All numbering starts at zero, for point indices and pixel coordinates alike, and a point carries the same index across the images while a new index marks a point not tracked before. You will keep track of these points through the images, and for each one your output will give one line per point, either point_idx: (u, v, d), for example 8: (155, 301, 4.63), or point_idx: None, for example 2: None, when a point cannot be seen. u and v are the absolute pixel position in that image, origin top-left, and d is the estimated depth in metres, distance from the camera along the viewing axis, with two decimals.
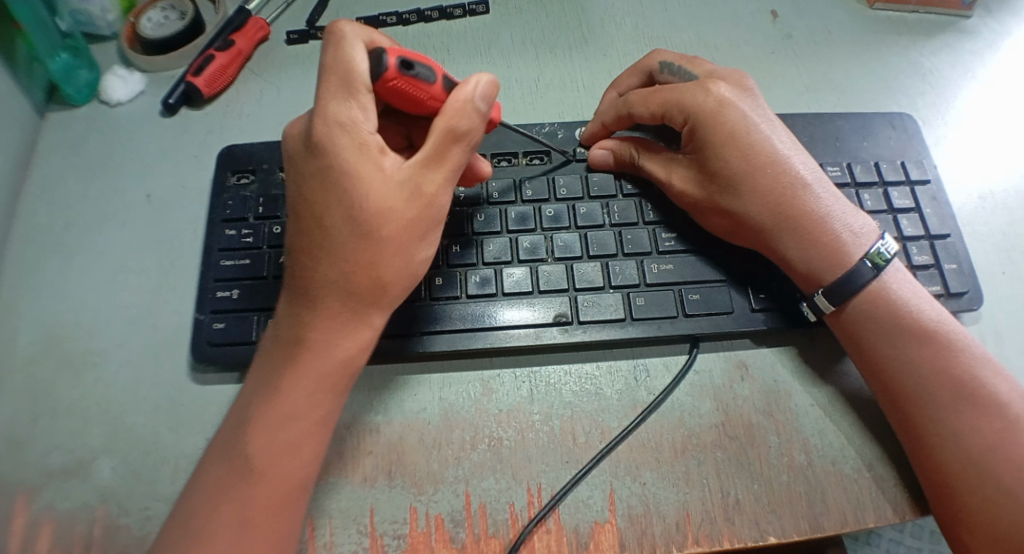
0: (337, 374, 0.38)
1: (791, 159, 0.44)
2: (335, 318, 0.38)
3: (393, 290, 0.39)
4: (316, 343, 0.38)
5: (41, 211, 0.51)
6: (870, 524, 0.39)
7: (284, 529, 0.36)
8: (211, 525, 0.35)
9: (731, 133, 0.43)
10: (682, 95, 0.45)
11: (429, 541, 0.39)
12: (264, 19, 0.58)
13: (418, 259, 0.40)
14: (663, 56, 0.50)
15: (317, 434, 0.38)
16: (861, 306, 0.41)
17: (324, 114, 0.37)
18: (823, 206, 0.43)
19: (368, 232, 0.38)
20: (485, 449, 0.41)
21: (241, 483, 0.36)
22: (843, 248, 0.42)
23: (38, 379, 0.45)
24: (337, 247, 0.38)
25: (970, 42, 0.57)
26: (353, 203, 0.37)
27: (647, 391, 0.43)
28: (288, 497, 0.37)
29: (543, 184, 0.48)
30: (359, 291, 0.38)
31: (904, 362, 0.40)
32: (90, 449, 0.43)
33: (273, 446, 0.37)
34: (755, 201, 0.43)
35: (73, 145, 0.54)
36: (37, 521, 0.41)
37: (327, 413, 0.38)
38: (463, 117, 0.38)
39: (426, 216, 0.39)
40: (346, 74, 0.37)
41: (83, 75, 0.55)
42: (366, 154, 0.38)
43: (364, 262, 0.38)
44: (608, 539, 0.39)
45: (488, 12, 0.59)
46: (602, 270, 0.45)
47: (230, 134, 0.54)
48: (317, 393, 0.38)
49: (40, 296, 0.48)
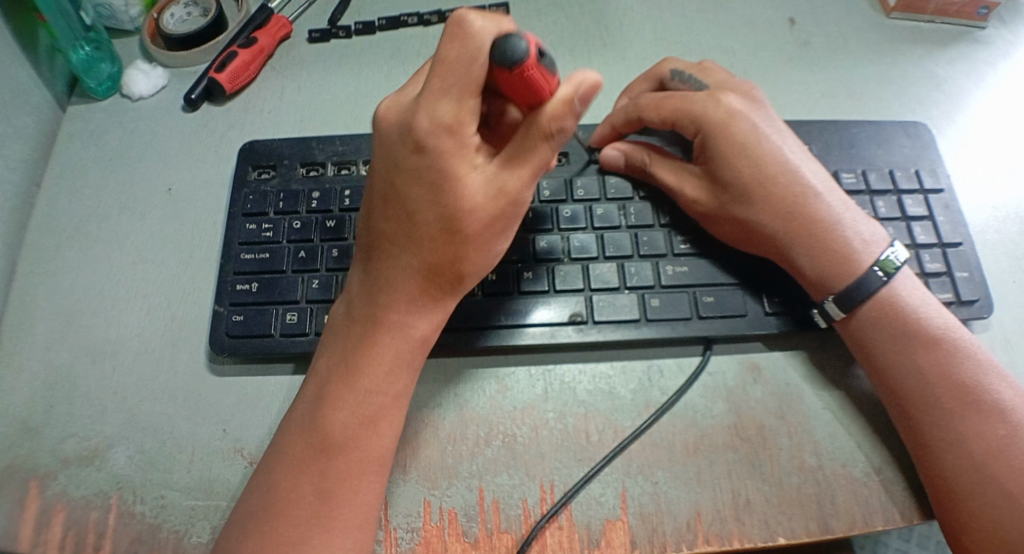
0: (414, 350, 0.39)
1: (801, 169, 0.44)
2: (415, 301, 0.39)
3: (469, 276, 0.40)
4: (392, 322, 0.39)
5: (62, 202, 0.52)
6: (878, 527, 0.40)
7: (371, 509, 0.37)
8: (296, 501, 0.36)
9: (743, 144, 0.44)
10: (693, 105, 0.45)
11: (441, 534, 0.40)
12: (286, 17, 0.59)
13: (493, 252, 0.40)
14: (674, 65, 0.50)
15: (398, 411, 0.39)
16: (870, 314, 0.42)
17: (424, 111, 0.36)
18: (834, 214, 0.43)
19: (449, 223, 0.38)
20: (499, 445, 0.42)
21: (324, 458, 0.36)
22: (852, 257, 0.42)
23: (57, 367, 0.46)
24: (419, 235, 0.38)
25: (984, 53, 0.58)
26: (437, 194, 0.37)
27: (659, 391, 0.44)
28: (375, 468, 0.37)
29: (560, 184, 0.48)
30: (439, 276, 0.39)
31: (910, 369, 0.41)
32: (108, 436, 0.44)
33: (356, 419, 0.37)
34: (768, 210, 0.43)
35: (95, 137, 0.55)
36: (53, 506, 0.42)
37: (408, 386, 0.39)
38: (554, 117, 0.36)
39: (505, 212, 0.38)
40: (453, 67, 0.34)
41: (104, 68, 0.56)
42: (455, 149, 0.36)
43: (447, 254, 0.38)
44: (619, 536, 0.40)
45: (508, 14, 0.60)
46: (617, 271, 0.45)
47: (250, 129, 0.55)
48: (394, 368, 0.39)
49: (60, 286, 0.49)
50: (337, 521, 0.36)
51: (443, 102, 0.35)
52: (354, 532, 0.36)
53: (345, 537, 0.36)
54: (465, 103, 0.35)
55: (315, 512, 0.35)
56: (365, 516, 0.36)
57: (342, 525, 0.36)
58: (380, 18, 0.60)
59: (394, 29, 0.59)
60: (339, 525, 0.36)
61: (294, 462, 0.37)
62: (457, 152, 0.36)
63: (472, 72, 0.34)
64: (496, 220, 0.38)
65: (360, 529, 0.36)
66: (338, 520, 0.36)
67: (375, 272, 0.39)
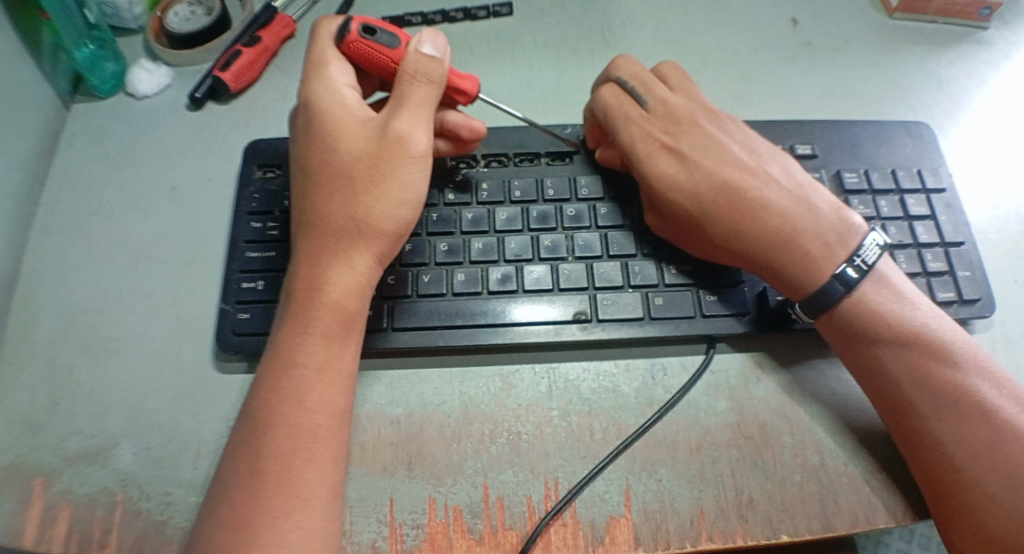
0: (326, 315, 0.39)
1: (744, 184, 0.44)
2: (322, 261, 0.40)
3: (375, 228, 0.41)
4: (305, 286, 0.40)
5: (66, 200, 0.52)
6: (880, 524, 0.40)
7: (311, 489, 0.36)
8: (234, 484, 0.36)
9: (675, 171, 0.44)
10: (623, 134, 0.46)
11: (447, 531, 0.40)
12: (290, 17, 0.59)
13: (396, 197, 0.41)
14: (620, 72, 0.48)
15: (324, 383, 0.38)
16: (841, 319, 0.42)
17: (305, 84, 0.44)
18: (784, 228, 0.43)
19: (343, 183, 0.41)
20: (503, 442, 0.42)
21: (254, 437, 0.37)
22: (806, 275, 0.42)
23: (62, 365, 0.46)
24: (319, 192, 0.41)
25: (986, 53, 0.58)
26: (328, 152, 0.41)
27: (663, 390, 0.44)
28: (305, 443, 0.37)
29: (564, 184, 0.48)
30: (341, 230, 0.40)
31: (888, 372, 0.41)
32: (113, 434, 0.44)
33: (278, 392, 0.38)
34: (716, 232, 0.43)
35: (99, 135, 0.55)
36: (57, 503, 0.42)
37: (328, 357, 0.39)
38: (413, 62, 0.42)
39: (395, 152, 0.41)
40: (326, 48, 0.44)
41: (108, 67, 0.55)
42: (342, 107, 0.42)
43: (349, 214, 0.40)
44: (622, 533, 0.40)
45: (511, 14, 0.60)
46: (621, 269, 0.45)
47: (255, 128, 0.55)
48: (307, 335, 0.39)
49: (64, 284, 0.49)
50: (274, 500, 0.35)
51: (322, 75, 0.43)
52: (295, 514, 0.35)
53: (286, 519, 0.35)
54: (336, 69, 0.44)
55: (250, 493, 0.35)
56: (305, 497, 0.36)
57: (281, 506, 0.35)
58: (384, 18, 0.59)
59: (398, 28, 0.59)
60: (281, 505, 0.35)
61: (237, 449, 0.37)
62: (339, 110, 0.42)
63: (324, 51, 0.44)
64: (388, 163, 0.41)
65: (303, 511, 0.35)
66: (275, 501, 0.35)
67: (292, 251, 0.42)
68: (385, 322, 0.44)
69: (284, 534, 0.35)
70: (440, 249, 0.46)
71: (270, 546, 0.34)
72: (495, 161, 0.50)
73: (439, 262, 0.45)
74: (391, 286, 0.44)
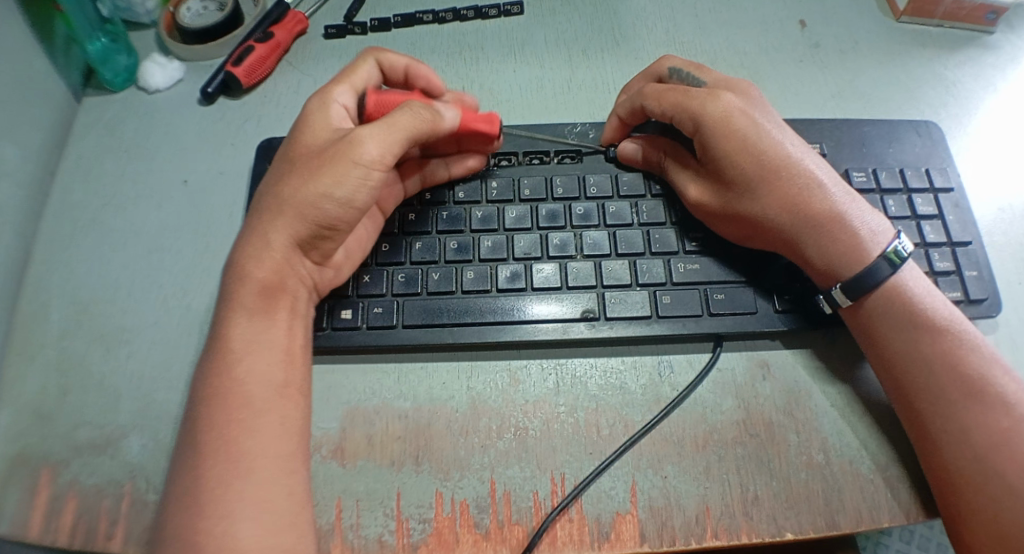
0: (258, 291, 0.41)
1: (804, 162, 0.44)
2: (256, 241, 0.42)
3: (302, 213, 0.42)
4: (241, 264, 0.42)
5: (78, 192, 0.52)
6: (884, 523, 0.40)
7: (251, 458, 0.38)
8: (187, 459, 0.38)
9: (744, 140, 0.44)
10: (692, 102, 0.45)
11: (453, 525, 0.40)
12: (302, 13, 0.59)
13: (327, 191, 0.42)
14: (672, 62, 0.50)
15: (257, 355, 0.40)
16: (875, 302, 0.42)
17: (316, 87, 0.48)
18: (839, 205, 0.44)
19: (287, 170, 0.43)
20: (510, 438, 0.42)
21: (198, 410, 0.39)
22: (859, 248, 0.43)
23: (72, 356, 0.46)
24: (272, 178, 0.44)
25: (993, 57, 0.58)
26: (295, 145, 0.44)
27: (670, 387, 0.44)
28: (239, 411, 0.39)
29: (573, 181, 0.49)
30: (274, 212, 0.42)
31: (915, 360, 0.41)
32: (122, 425, 0.44)
33: (212, 364, 0.40)
34: (772, 203, 0.44)
35: (111, 128, 0.55)
36: (66, 493, 0.42)
37: (261, 336, 0.41)
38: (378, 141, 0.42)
39: (338, 153, 0.42)
40: (350, 72, 0.47)
41: (121, 60, 0.56)
42: (326, 111, 0.45)
43: (278, 195, 0.43)
44: (628, 529, 0.40)
45: (522, 12, 0.60)
46: (629, 268, 0.46)
47: (266, 123, 0.55)
48: (240, 311, 0.41)
49: (75, 275, 0.49)
50: (215, 470, 0.37)
51: (328, 85, 0.47)
52: (235, 484, 0.37)
53: (229, 487, 0.37)
54: (342, 89, 0.46)
55: (194, 465, 0.37)
56: (245, 466, 0.37)
57: (223, 477, 0.37)
58: (396, 15, 0.60)
59: (409, 26, 0.60)
60: (222, 474, 0.37)
61: (225, 441, 0.38)
62: (324, 119, 0.45)
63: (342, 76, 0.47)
64: (329, 156, 0.42)
65: (243, 480, 0.37)
66: (216, 472, 0.37)
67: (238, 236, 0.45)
68: (395, 318, 0.44)
69: (228, 501, 0.36)
70: (450, 247, 0.46)
71: (218, 516, 0.36)
72: (505, 159, 0.50)
73: (448, 259, 0.46)
74: (401, 281, 0.45)
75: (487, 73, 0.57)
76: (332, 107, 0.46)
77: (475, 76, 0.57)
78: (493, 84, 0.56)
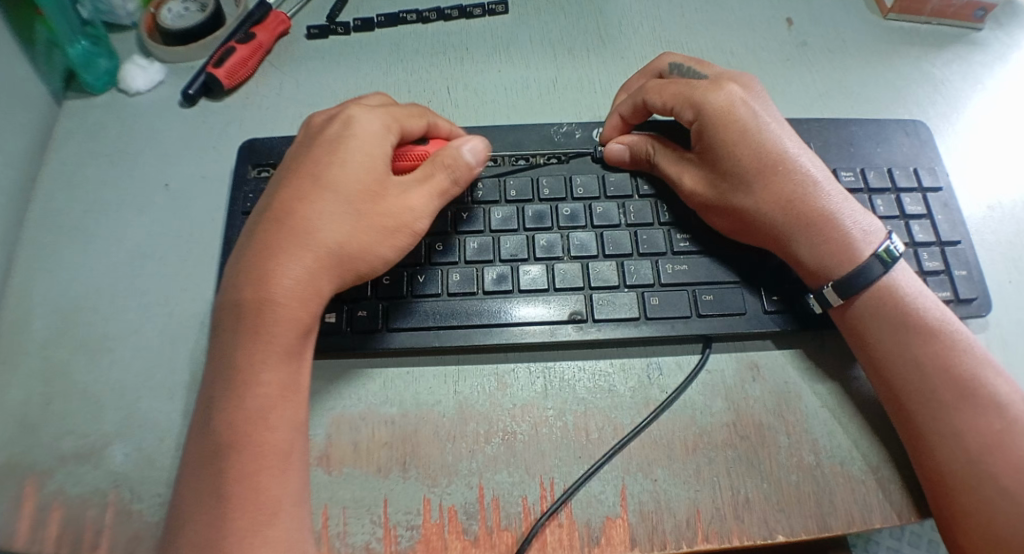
0: (292, 334, 0.39)
1: (801, 159, 0.44)
2: (293, 277, 0.39)
3: (353, 266, 0.41)
4: (272, 299, 0.39)
5: (59, 198, 0.51)
6: (876, 524, 0.40)
7: (277, 504, 0.36)
8: (204, 509, 0.35)
9: (744, 132, 0.44)
10: (694, 92, 0.45)
11: (442, 532, 0.40)
12: (285, 14, 0.58)
13: (382, 253, 0.42)
14: (673, 58, 0.50)
15: (288, 401, 0.38)
16: (867, 301, 0.42)
17: (362, 110, 0.44)
18: (833, 205, 0.43)
19: (340, 207, 0.41)
20: (499, 443, 0.42)
21: (215, 458, 0.36)
22: (852, 246, 0.43)
23: (53, 364, 0.46)
24: (317, 206, 0.41)
25: (981, 54, 0.58)
26: (349, 176, 0.41)
27: (659, 389, 0.44)
28: (270, 461, 0.37)
29: (561, 182, 0.48)
30: (324, 254, 0.40)
31: (906, 360, 0.41)
32: (105, 434, 0.44)
33: (237, 410, 0.37)
34: (766, 197, 0.43)
35: (92, 132, 0.54)
36: (48, 505, 0.41)
37: (290, 379, 0.39)
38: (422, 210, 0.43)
39: (403, 218, 0.42)
40: (403, 112, 0.45)
41: (102, 63, 0.55)
42: (381, 145, 0.43)
43: (325, 233, 0.40)
44: (619, 534, 0.40)
45: (508, 12, 0.60)
46: (617, 269, 0.45)
47: (250, 126, 0.55)
48: (270, 353, 0.38)
49: (56, 283, 0.48)
50: (239, 522, 0.35)
51: (380, 117, 0.44)
52: (263, 531, 0.35)
53: (257, 536, 0.35)
54: (392, 124, 0.44)
55: (214, 515, 0.35)
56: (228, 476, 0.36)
57: (249, 527, 0.35)
58: (380, 15, 0.59)
59: (394, 26, 0.59)
60: (247, 525, 0.35)
61: (247, 486, 0.36)
62: (380, 154, 0.43)
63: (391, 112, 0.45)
64: (390, 215, 0.42)
65: (271, 527, 0.36)
66: (242, 522, 0.35)
67: (246, 250, 0.40)
68: (380, 322, 0.44)
69: (256, 553, 0.35)
70: (435, 250, 0.45)
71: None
72: (491, 160, 0.49)
73: (434, 262, 0.45)
74: (385, 284, 0.44)
75: (473, 73, 0.56)
76: (385, 144, 0.43)
77: (461, 76, 0.56)
78: (479, 84, 0.56)
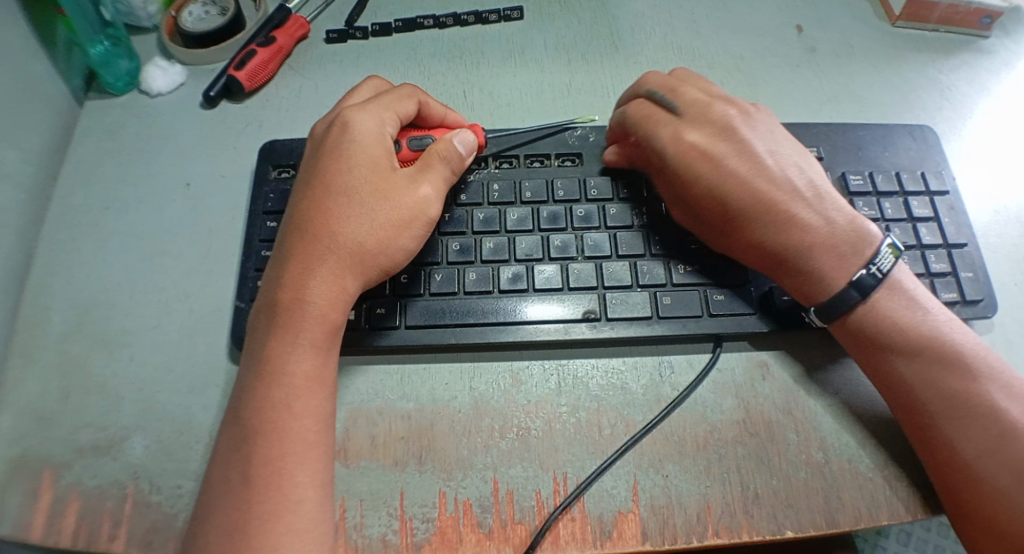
0: (320, 331, 0.40)
1: (773, 190, 0.44)
2: (312, 277, 0.41)
3: (376, 261, 0.42)
4: (296, 301, 0.40)
5: (79, 195, 0.53)
6: (883, 521, 0.41)
7: (302, 492, 0.37)
8: (231, 493, 0.37)
9: (706, 179, 0.45)
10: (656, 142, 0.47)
11: (456, 525, 0.41)
12: (303, 17, 0.60)
13: (401, 244, 0.43)
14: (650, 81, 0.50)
15: (314, 393, 0.40)
16: (861, 315, 0.42)
17: (351, 111, 0.45)
18: (808, 234, 0.43)
19: (350, 208, 0.42)
20: (513, 437, 0.43)
21: (241, 445, 0.38)
22: (828, 274, 0.43)
23: (74, 358, 0.47)
24: (329, 211, 0.42)
25: (987, 61, 0.59)
26: (356, 178, 0.43)
27: (670, 387, 0.44)
28: (295, 450, 0.38)
29: (574, 184, 0.49)
30: (343, 253, 0.41)
31: (910, 364, 0.41)
32: (125, 426, 0.44)
33: (265, 406, 0.39)
34: (740, 236, 0.44)
35: (113, 131, 0.55)
36: (68, 495, 0.42)
37: (321, 373, 0.40)
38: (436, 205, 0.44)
39: (414, 210, 0.43)
40: (393, 100, 0.46)
41: (122, 64, 0.56)
42: (380, 145, 0.45)
43: (347, 233, 0.42)
44: (630, 528, 0.40)
45: (521, 18, 0.61)
46: (630, 269, 0.46)
47: (269, 127, 0.56)
48: (299, 351, 0.40)
49: (77, 279, 0.49)
50: (266, 506, 0.36)
51: (375, 112, 0.45)
52: (286, 518, 0.36)
53: (283, 521, 0.36)
54: (388, 118, 0.46)
55: (241, 500, 0.37)
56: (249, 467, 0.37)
57: (274, 510, 0.36)
58: (396, 20, 0.60)
59: (411, 31, 0.60)
60: (272, 510, 0.36)
61: (242, 464, 0.38)
62: (379, 152, 0.44)
63: (384, 106, 0.46)
64: (405, 209, 0.43)
65: (294, 514, 0.37)
66: (268, 507, 0.36)
67: (273, 259, 0.43)
68: (398, 319, 0.45)
69: (278, 536, 0.36)
70: (452, 248, 0.46)
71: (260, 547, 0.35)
72: (506, 162, 0.50)
73: (451, 261, 0.46)
74: (403, 282, 0.45)
75: (488, 77, 0.58)
76: (381, 140, 0.45)
77: (476, 80, 0.57)
78: (493, 88, 0.57)
